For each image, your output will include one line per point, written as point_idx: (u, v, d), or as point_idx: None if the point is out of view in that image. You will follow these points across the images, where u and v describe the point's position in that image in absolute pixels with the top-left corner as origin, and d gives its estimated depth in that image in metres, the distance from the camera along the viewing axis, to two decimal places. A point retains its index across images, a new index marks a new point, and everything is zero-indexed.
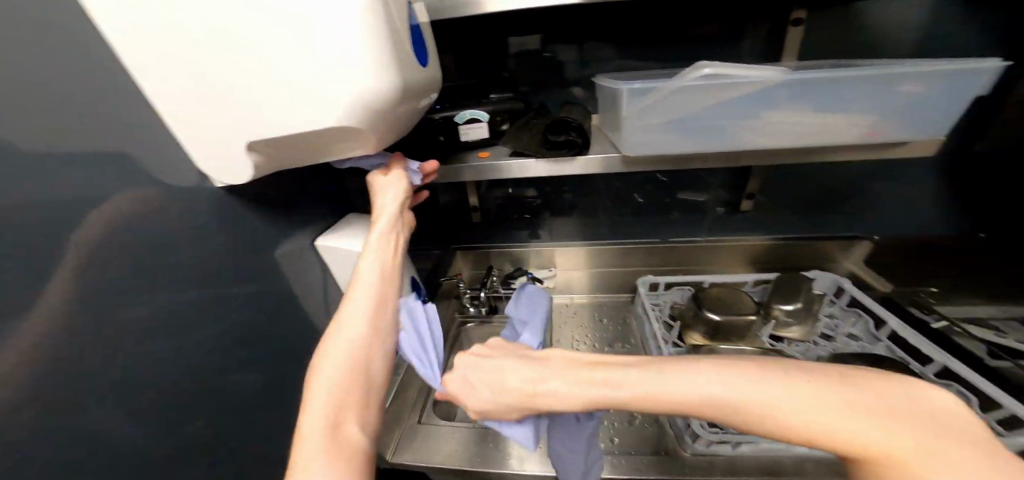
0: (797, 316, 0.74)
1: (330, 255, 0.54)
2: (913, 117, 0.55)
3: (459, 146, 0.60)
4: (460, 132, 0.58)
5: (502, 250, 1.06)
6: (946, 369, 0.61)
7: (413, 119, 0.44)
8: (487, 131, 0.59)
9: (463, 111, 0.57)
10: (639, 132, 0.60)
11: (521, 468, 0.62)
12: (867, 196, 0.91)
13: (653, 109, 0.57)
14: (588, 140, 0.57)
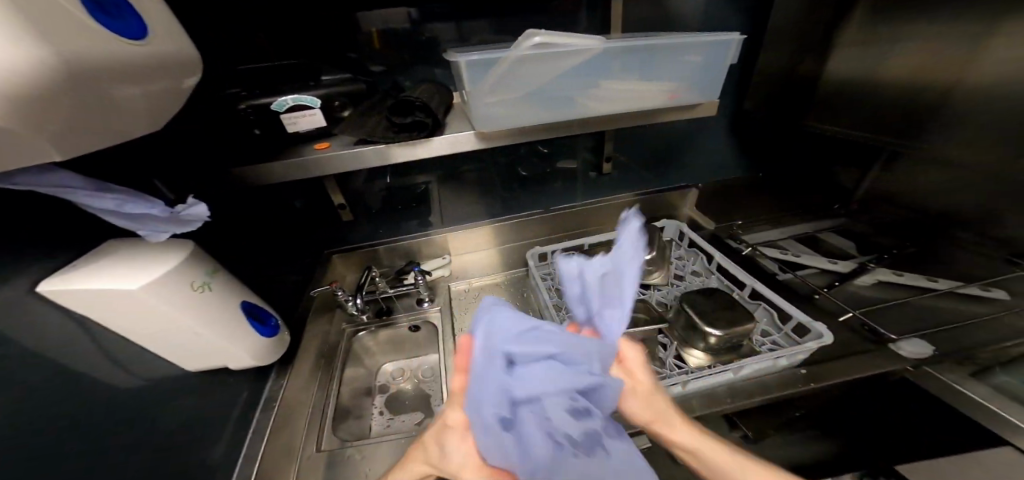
0: (655, 263, 0.86)
1: (79, 302, 0.40)
2: (695, 79, 0.66)
3: (285, 140, 0.51)
4: (282, 122, 0.49)
5: (389, 246, 0.99)
6: (755, 291, 0.75)
7: (122, 119, 0.35)
8: (323, 119, 0.52)
9: (286, 97, 0.48)
10: (487, 108, 0.59)
11: None
12: (693, 151, 1.15)
13: (494, 83, 0.57)
14: (439, 120, 0.54)
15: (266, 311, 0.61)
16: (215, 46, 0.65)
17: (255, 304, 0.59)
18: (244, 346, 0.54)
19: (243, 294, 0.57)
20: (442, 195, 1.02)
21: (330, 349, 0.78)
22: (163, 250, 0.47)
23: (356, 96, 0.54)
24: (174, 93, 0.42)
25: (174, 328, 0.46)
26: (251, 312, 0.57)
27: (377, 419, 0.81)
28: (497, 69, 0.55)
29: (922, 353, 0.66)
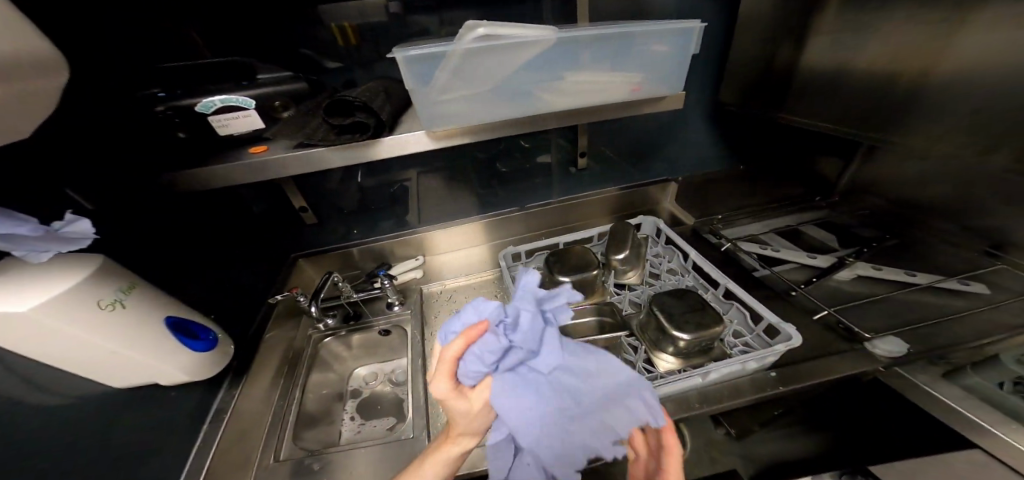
0: (631, 261, 0.83)
1: None
2: (654, 70, 0.63)
3: (218, 143, 0.48)
4: (213, 124, 0.46)
5: (360, 248, 0.95)
6: (729, 291, 0.73)
7: None
8: (261, 120, 0.49)
9: (214, 98, 0.45)
10: (434, 108, 0.56)
11: None
12: (672, 144, 1.12)
13: (439, 81, 0.54)
14: (384, 120, 0.50)
15: (198, 324, 0.58)
16: (146, 45, 0.61)
17: (182, 318, 0.55)
18: (169, 361, 0.52)
19: (171, 309, 0.53)
20: (414, 193, 1.00)
21: (294, 354, 0.76)
22: (67, 265, 0.44)
23: (299, 96, 0.51)
24: (32, 97, 0.41)
25: (74, 345, 0.43)
26: (177, 326, 0.54)
27: (348, 425, 0.77)
28: (444, 64, 0.53)
29: (894, 351, 0.64)
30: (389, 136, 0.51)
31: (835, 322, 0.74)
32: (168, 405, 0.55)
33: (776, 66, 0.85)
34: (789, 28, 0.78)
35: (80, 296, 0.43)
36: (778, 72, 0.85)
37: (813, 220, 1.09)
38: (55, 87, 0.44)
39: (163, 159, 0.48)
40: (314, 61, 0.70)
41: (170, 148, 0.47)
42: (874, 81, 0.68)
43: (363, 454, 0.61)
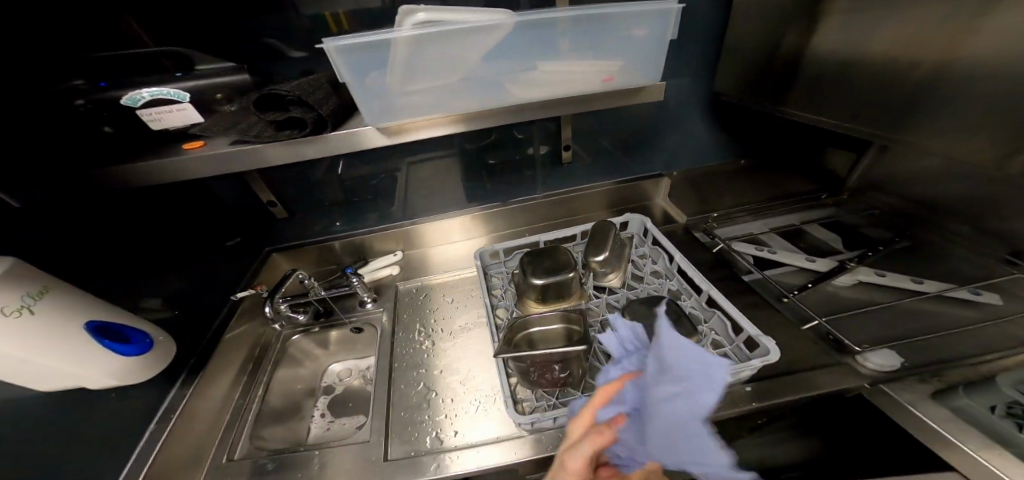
0: (611, 263, 0.79)
1: None
2: (625, 57, 0.58)
3: (150, 136, 0.46)
4: (144, 117, 0.44)
5: (333, 243, 0.93)
6: (712, 299, 0.69)
7: None
8: (199, 114, 0.46)
9: (140, 91, 0.42)
10: (379, 102, 0.50)
11: (394, 455, 0.60)
12: (666, 137, 1.05)
13: (382, 72, 0.49)
14: (325, 115, 0.47)
15: (131, 326, 0.56)
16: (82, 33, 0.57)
17: (107, 321, 0.53)
18: (93, 365, 0.50)
19: (89, 313, 0.51)
20: (386, 188, 0.93)
21: (261, 352, 0.77)
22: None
23: (239, 89, 0.48)
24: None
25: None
26: (102, 330, 0.52)
27: (317, 421, 0.76)
28: (387, 54, 0.47)
29: (890, 364, 0.59)
30: (329, 135, 0.48)
31: (826, 333, 0.69)
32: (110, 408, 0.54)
33: (776, 54, 0.77)
34: (794, 11, 0.70)
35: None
36: (778, 60, 0.77)
37: (817, 219, 1.02)
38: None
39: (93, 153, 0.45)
40: (268, 47, 0.66)
41: (99, 143, 0.44)
42: (871, 76, 0.62)
43: (316, 460, 0.59)
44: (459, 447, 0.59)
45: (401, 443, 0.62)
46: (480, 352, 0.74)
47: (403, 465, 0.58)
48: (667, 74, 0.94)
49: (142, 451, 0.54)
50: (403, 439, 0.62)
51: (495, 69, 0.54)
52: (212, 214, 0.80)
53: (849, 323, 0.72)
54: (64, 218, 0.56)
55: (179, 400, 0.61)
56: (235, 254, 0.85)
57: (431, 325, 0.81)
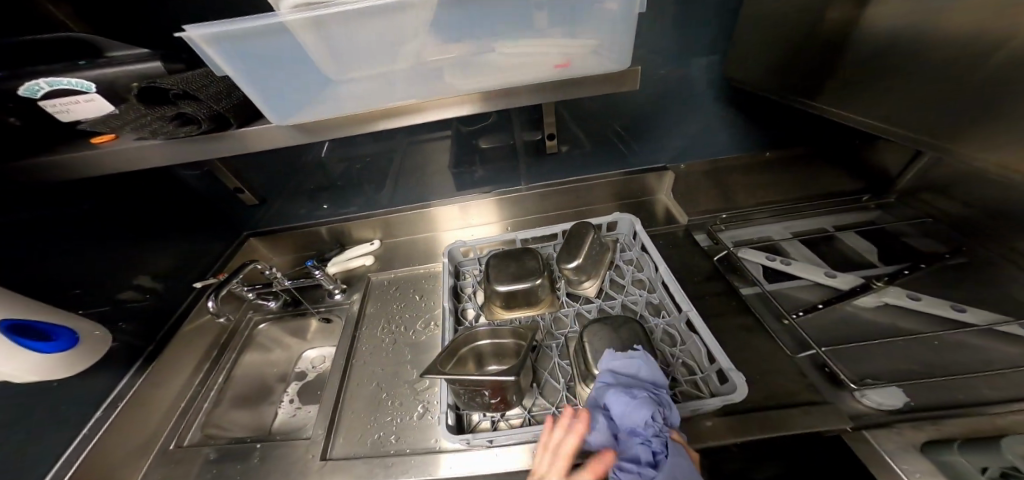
0: (587, 270, 0.73)
1: None
2: (580, 39, 0.48)
3: (64, 123, 0.48)
4: (51, 108, 0.45)
5: (308, 230, 0.92)
6: (691, 322, 0.63)
7: None
8: (110, 104, 0.47)
9: (39, 81, 0.43)
10: (275, 97, 0.46)
11: (334, 451, 0.59)
12: (676, 125, 0.88)
13: (270, 63, 0.43)
14: (219, 110, 0.45)
15: (52, 324, 0.50)
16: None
17: (23, 319, 0.47)
18: (10, 365, 0.44)
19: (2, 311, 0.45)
20: (361, 176, 0.88)
21: (228, 336, 0.81)
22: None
23: (149, 76, 0.48)
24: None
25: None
26: (16, 329, 0.46)
27: (285, 407, 0.78)
28: (286, 46, 0.42)
29: (890, 405, 0.53)
30: (234, 130, 0.48)
31: (821, 363, 0.62)
32: (65, 401, 0.56)
33: (814, 33, 0.60)
34: None
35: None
36: (819, 41, 0.61)
37: (853, 226, 0.86)
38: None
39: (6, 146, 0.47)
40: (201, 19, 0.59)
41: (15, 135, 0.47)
42: (927, 72, 0.47)
43: (258, 452, 0.61)
44: (393, 453, 0.57)
45: (349, 434, 0.61)
46: (426, 355, 0.72)
47: (340, 465, 0.57)
48: (686, 53, 0.77)
49: (88, 434, 0.57)
50: (350, 434, 0.61)
51: (427, 57, 0.47)
52: (182, 199, 0.80)
53: (854, 350, 0.63)
54: (36, 213, 0.57)
55: (129, 389, 0.64)
56: (211, 237, 0.85)
57: (397, 323, 0.79)
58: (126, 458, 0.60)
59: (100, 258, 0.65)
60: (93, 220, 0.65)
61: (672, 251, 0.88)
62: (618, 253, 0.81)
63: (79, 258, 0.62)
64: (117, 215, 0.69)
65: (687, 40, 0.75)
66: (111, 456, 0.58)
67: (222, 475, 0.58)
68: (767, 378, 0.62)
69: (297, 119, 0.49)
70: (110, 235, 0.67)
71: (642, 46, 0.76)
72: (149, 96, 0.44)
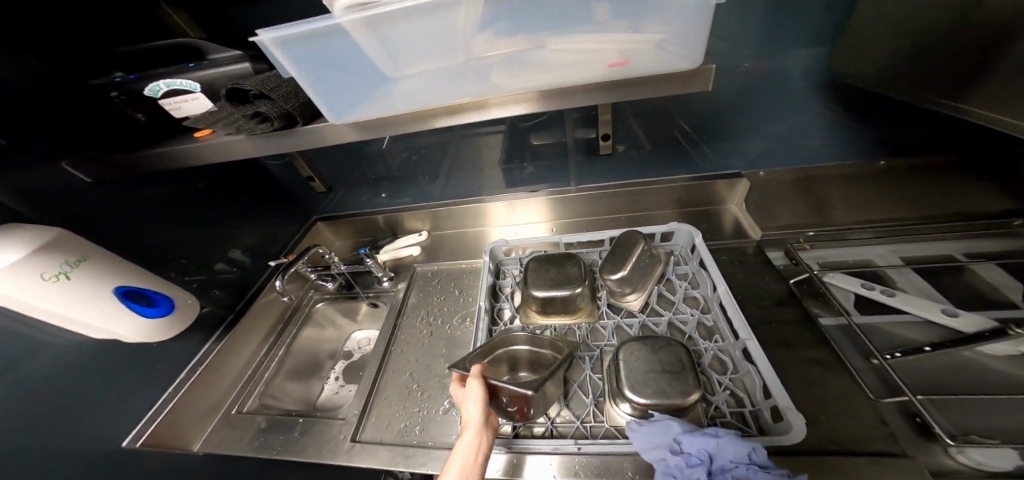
0: (632, 282, 0.68)
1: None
2: (643, 33, 0.43)
3: (173, 119, 0.56)
4: (168, 105, 0.53)
5: (366, 218, 0.99)
6: (748, 350, 0.56)
7: None
8: (209, 102, 0.53)
9: (159, 82, 0.51)
10: (333, 96, 0.48)
11: (361, 435, 0.66)
12: (757, 128, 0.77)
13: (331, 65, 0.45)
14: (287, 111, 0.49)
15: (154, 289, 0.57)
16: (126, 26, 0.61)
17: (136, 285, 0.54)
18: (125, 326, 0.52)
19: (123, 278, 0.53)
20: (414, 170, 0.92)
21: (292, 312, 0.91)
22: (17, 236, 0.44)
23: (236, 78, 0.52)
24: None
25: (19, 306, 0.44)
26: (130, 294, 0.53)
27: (331, 383, 0.89)
28: (343, 44, 0.44)
29: (995, 466, 0.47)
30: (301, 129, 0.52)
31: (912, 412, 0.53)
32: (162, 358, 0.67)
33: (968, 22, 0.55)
34: None
35: (17, 272, 0.43)
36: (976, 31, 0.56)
37: (994, 256, 0.69)
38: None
39: (138, 138, 0.58)
40: (279, 18, 0.63)
41: (139, 126, 0.56)
42: None
43: (299, 427, 0.71)
44: (416, 445, 0.62)
45: (375, 421, 0.68)
46: (451, 357, 0.75)
47: (365, 450, 0.64)
48: (777, 44, 0.66)
49: (171, 392, 0.67)
50: (379, 417, 0.69)
51: (475, 53, 0.46)
52: (263, 184, 0.90)
53: (957, 402, 0.53)
54: (152, 195, 0.68)
55: (209, 354, 0.74)
56: (286, 220, 0.95)
57: (435, 316, 0.84)
58: (197, 417, 0.70)
59: (202, 235, 0.76)
60: (195, 201, 0.76)
61: (737, 268, 0.78)
62: (670, 266, 0.74)
63: (183, 233, 0.73)
64: (213, 198, 0.79)
65: (788, 25, 0.63)
66: (188, 411, 0.68)
67: (267, 444, 0.68)
68: (836, 427, 0.53)
69: (358, 116, 0.51)
70: (207, 214, 0.78)
71: (726, 36, 0.66)
72: (236, 97, 0.50)
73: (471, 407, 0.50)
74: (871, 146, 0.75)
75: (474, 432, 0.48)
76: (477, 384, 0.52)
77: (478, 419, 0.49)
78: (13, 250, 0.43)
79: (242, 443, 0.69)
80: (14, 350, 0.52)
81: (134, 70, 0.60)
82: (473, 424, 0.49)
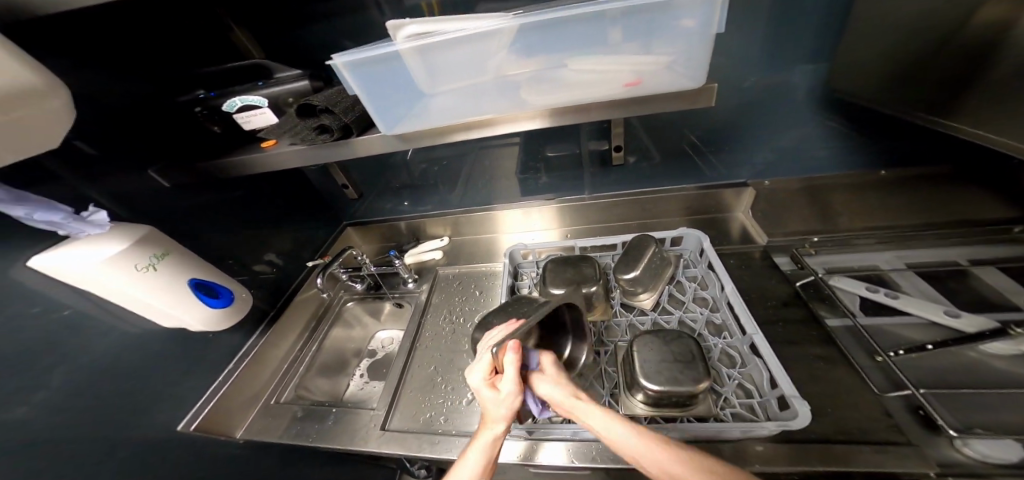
0: (643, 282, 0.73)
1: (66, 278, 0.49)
2: (652, 56, 0.50)
3: (241, 132, 0.63)
4: (240, 119, 0.61)
5: (391, 224, 1.06)
6: (755, 344, 0.59)
7: (34, 139, 0.43)
8: (273, 115, 0.61)
9: (235, 99, 0.59)
10: (383, 111, 0.55)
11: (391, 423, 0.71)
12: (760, 139, 0.82)
13: (384, 83, 0.52)
14: (347, 124, 0.56)
15: (219, 282, 0.63)
16: (196, 51, 0.70)
17: (205, 278, 0.60)
18: (192, 315, 0.58)
19: (193, 271, 0.59)
20: (438, 179, 0.99)
21: (324, 311, 0.98)
22: (122, 231, 0.53)
23: (298, 94, 0.60)
24: (46, 118, 0.43)
25: (113, 292, 0.51)
26: (199, 286, 0.59)
27: (356, 379, 0.95)
28: (399, 65, 0.51)
29: (999, 458, 0.47)
30: (352, 140, 0.58)
31: (917, 405, 0.55)
32: (211, 348, 0.74)
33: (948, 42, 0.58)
34: None
35: (117, 261, 0.50)
36: None
37: (997, 261, 0.71)
38: (64, 107, 0.45)
39: (210, 148, 0.65)
40: (326, 40, 0.71)
41: (213, 138, 0.64)
42: None
43: (333, 415, 0.76)
44: (442, 432, 0.67)
45: (403, 413, 0.73)
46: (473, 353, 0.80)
47: (393, 438, 0.69)
48: (779, 60, 0.71)
49: (221, 381, 0.74)
50: (405, 409, 0.73)
51: (511, 73, 0.53)
52: (301, 191, 0.97)
53: (961, 397, 0.55)
54: (208, 199, 0.76)
55: (253, 347, 0.80)
56: (320, 224, 1.02)
57: (457, 314, 0.89)
58: (240, 405, 0.76)
59: (249, 236, 0.84)
60: (243, 205, 0.83)
61: (746, 272, 0.83)
62: (680, 269, 0.78)
63: (232, 234, 0.80)
64: (259, 203, 0.87)
65: (787, 46, 0.69)
66: (232, 398, 0.74)
67: (301, 432, 0.73)
68: (839, 418, 0.56)
69: (399, 128, 0.57)
70: (254, 217, 0.85)
71: (730, 56, 0.71)
72: (305, 112, 0.57)
73: (502, 405, 0.47)
74: (872, 156, 0.79)
75: (501, 426, 0.47)
76: (513, 382, 0.48)
77: (507, 418, 0.47)
78: (116, 241, 0.51)
79: (279, 431, 0.74)
80: (92, 332, 0.59)
81: (207, 88, 0.69)
82: (502, 421, 0.47)
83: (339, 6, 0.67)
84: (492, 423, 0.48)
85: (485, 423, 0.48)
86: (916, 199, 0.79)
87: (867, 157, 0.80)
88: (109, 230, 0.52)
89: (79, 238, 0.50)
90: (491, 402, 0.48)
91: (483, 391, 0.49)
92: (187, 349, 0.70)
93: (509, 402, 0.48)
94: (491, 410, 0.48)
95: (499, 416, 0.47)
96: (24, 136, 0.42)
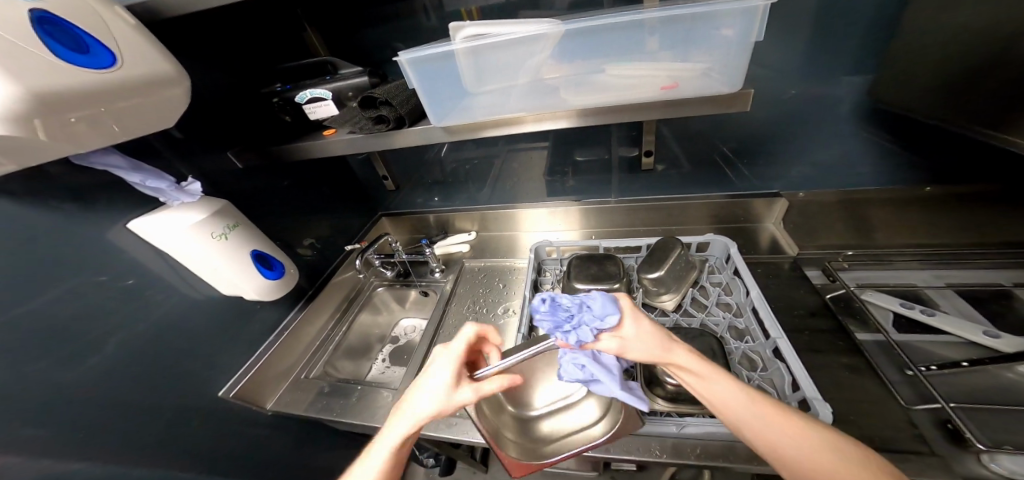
0: (667, 283, 0.74)
1: (152, 237, 0.55)
2: (689, 63, 0.52)
3: (306, 121, 0.70)
4: (306, 109, 0.68)
5: (423, 217, 1.11)
6: (779, 349, 0.60)
7: (155, 123, 0.51)
8: (333, 107, 0.67)
9: (305, 91, 0.66)
10: (433, 103, 0.59)
11: None
12: (792, 150, 0.82)
13: (438, 80, 0.57)
14: (400, 114, 0.61)
15: (274, 256, 0.69)
16: (273, 48, 0.78)
17: (264, 251, 0.66)
18: (249, 282, 0.64)
19: (256, 244, 0.65)
20: (469, 176, 1.03)
21: (354, 295, 1.04)
22: (203, 202, 0.59)
23: (358, 88, 0.66)
24: (167, 103, 0.51)
25: (190, 253, 0.57)
26: (259, 257, 0.65)
27: (378, 364, 1.00)
28: (452, 62, 0.56)
29: None
30: (401, 129, 0.62)
31: (945, 419, 0.54)
32: (256, 319, 0.81)
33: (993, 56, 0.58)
34: None
35: (195, 227, 0.57)
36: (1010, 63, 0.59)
37: None
38: (183, 95, 0.53)
39: (276, 136, 0.73)
40: (382, 41, 0.77)
41: (281, 126, 0.71)
42: None
43: (357, 393, 0.81)
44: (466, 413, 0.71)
45: None
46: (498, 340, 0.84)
47: None
48: (817, 72, 0.71)
49: (264, 349, 0.81)
50: None
51: (554, 74, 0.56)
52: (346, 180, 1.04)
53: (995, 415, 0.54)
54: (266, 182, 0.83)
55: (292, 322, 0.87)
56: (358, 213, 1.09)
57: (480, 305, 0.93)
58: (276, 374, 0.82)
59: (297, 219, 0.91)
60: (294, 190, 0.90)
61: (772, 281, 0.82)
62: (705, 274, 0.79)
63: (283, 215, 0.87)
64: (307, 189, 0.94)
65: (825, 58, 0.70)
66: (271, 365, 0.80)
67: (328, 405, 0.79)
68: (859, 426, 0.56)
69: (443, 119, 0.61)
70: (302, 202, 0.92)
71: (767, 66, 0.73)
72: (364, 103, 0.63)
73: (423, 403, 0.47)
74: (911, 172, 0.78)
75: (408, 425, 0.47)
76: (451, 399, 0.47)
77: (417, 420, 0.47)
78: (201, 210, 0.58)
79: (304, 404, 0.80)
80: (165, 293, 0.66)
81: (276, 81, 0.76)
82: (410, 423, 0.47)
83: (397, 10, 0.73)
84: (399, 416, 0.48)
85: (397, 412, 0.49)
86: (956, 218, 0.77)
87: (905, 172, 0.78)
88: (195, 201, 0.59)
89: (175, 205, 0.57)
90: (415, 397, 0.48)
91: (420, 381, 0.50)
92: (236, 317, 0.77)
93: (427, 408, 0.47)
94: (410, 406, 0.48)
95: (413, 415, 0.47)
96: (148, 118, 0.49)
